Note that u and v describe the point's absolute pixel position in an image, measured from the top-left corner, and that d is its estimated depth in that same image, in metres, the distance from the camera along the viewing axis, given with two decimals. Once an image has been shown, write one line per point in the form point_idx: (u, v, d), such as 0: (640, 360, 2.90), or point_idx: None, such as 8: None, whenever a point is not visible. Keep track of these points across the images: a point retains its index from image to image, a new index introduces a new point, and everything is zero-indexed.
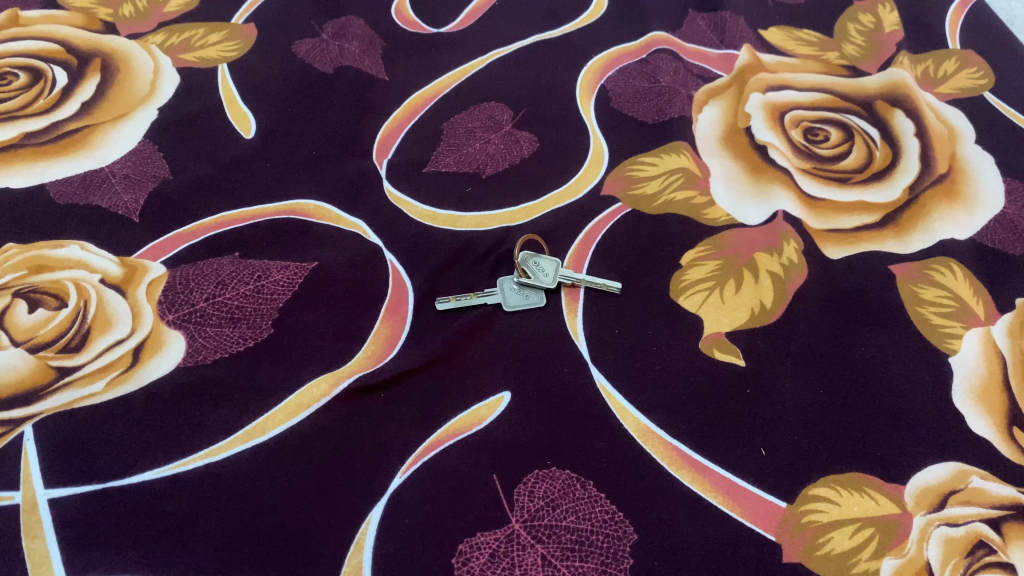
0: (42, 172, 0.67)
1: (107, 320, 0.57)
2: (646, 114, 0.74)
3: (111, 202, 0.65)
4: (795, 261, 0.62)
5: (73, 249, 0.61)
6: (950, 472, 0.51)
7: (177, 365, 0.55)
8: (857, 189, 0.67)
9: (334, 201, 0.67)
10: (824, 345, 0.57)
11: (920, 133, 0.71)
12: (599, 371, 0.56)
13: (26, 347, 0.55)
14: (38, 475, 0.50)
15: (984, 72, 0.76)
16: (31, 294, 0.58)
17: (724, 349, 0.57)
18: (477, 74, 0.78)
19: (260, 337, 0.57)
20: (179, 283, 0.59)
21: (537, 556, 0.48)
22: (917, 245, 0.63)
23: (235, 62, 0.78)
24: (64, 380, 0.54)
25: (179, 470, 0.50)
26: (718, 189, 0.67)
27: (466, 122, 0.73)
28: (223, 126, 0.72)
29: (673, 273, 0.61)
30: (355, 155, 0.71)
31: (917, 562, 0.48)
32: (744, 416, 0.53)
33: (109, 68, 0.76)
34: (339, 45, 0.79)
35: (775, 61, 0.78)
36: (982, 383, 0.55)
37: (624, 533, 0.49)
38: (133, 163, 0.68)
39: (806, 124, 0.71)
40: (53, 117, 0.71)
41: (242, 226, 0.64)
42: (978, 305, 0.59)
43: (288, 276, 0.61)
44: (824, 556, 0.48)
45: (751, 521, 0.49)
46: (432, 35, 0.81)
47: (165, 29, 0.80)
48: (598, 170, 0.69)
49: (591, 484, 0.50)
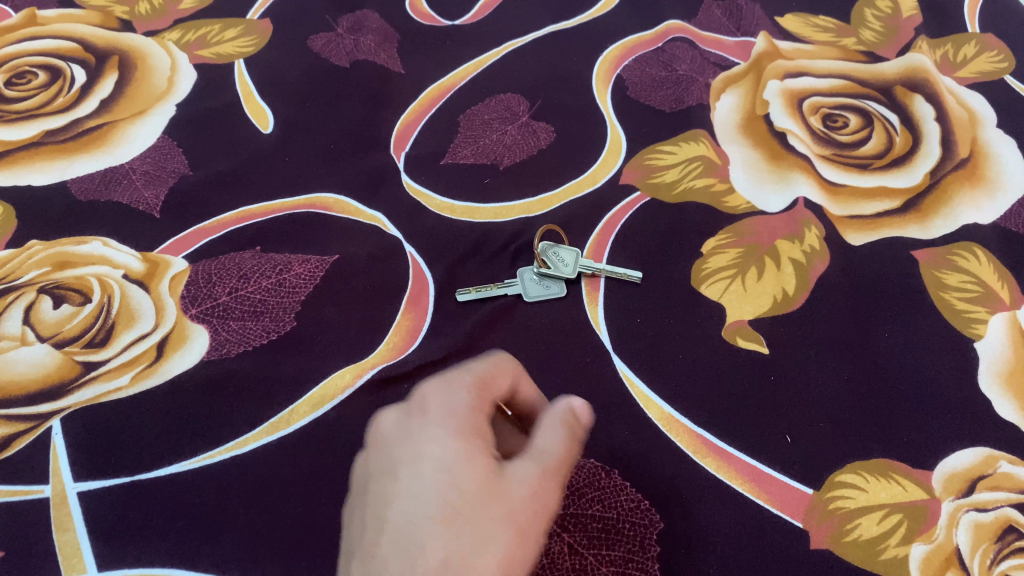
0: (63, 169, 0.68)
1: (131, 315, 0.57)
2: (664, 102, 0.74)
3: (132, 199, 0.65)
4: (817, 247, 0.62)
5: (96, 245, 0.62)
6: (977, 457, 0.51)
7: (202, 359, 0.55)
8: (877, 175, 0.66)
9: (352, 194, 0.67)
10: (847, 331, 0.57)
11: (940, 118, 0.70)
12: (621, 360, 0.56)
13: (52, 342, 0.55)
14: (67, 469, 0.50)
15: (1004, 56, 0.76)
16: (56, 290, 0.58)
17: (746, 336, 0.56)
18: (493, 65, 0.78)
19: (283, 330, 0.57)
20: (201, 277, 0.60)
21: (564, 545, 0.48)
22: (940, 230, 0.63)
23: (250, 58, 0.78)
24: (90, 375, 0.54)
25: (206, 462, 0.51)
26: (738, 177, 0.67)
27: (483, 113, 0.73)
28: (240, 121, 0.73)
29: (694, 261, 0.61)
30: (373, 148, 0.71)
31: (946, 547, 0.47)
32: (768, 404, 0.53)
33: (127, 65, 0.76)
34: (354, 39, 0.80)
35: (792, 48, 0.78)
36: (1008, 368, 0.55)
37: (650, 521, 0.48)
38: (153, 159, 0.69)
39: (825, 111, 0.71)
40: (73, 115, 0.71)
41: (262, 220, 0.64)
42: (1003, 289, 0.59)
43: (308, 269, 0.61)
44: (852, 542, 0.47)
45: (778, 508, 0.49)
46: (446, 28, 0.81)
47: (181, 26, 0.80)
48: (616, 159, 0.69)
49: (616, 472, 0.50)
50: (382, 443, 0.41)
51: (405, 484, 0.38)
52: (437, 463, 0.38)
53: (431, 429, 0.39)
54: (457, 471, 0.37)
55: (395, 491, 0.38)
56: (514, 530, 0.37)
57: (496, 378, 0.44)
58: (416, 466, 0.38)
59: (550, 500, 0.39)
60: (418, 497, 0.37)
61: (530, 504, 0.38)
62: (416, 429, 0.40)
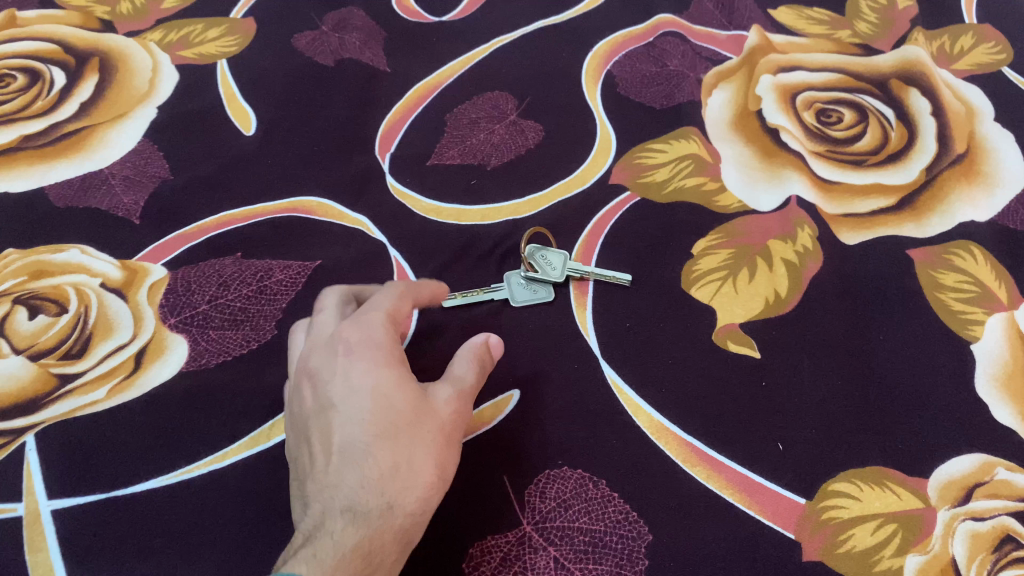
0: (41, 175, 0.66)
1: (108, 324, 0.56)
2: (654, 99, 0.72)
3: (111, 205, 0.64)
4: (810, 248, 0.60)
5: (74, 253, 0.61)
6: (974, 464, 0.50)
7: (180, 370, 0.54)
8: (872, 171, 0.65)
9: (336, 197, 0.66)
10: (841, 334, 0.55)
11: (937, 112, 0.69)
12: (610, 366, 0.55)
13: (27, 354, 0.54)
14: (41, 487, 0.49)
15: (1003, 47, 0.74)
16: (31, 301, 0.57)
17: (738, 340, 0.55)
18: (481, 62, 0.76)
19: (264, 339, 0.56)
20: (181, 285, 0.58)
21: (550, 559, 0.47)
22: (936, 228, 0.61)
23: (234, 58, 0.77)
24: (66, 388, 0.53)
25: (184, 477, 0.50)
26: (729, 175, 0.66)
27: (470, 112, 0.72)
28: (223, 123, 0.71)
29: (685, 263, 0.60)
30: (357, 150, 0.69)
31: (942, 559, 0.46)
32: (760, 410, 0.52)
33: (108, 67, 0.75)
34: (340, 37, 0.78)
35: (785, 41, 0.76)
36: (1006, 371, 0.53)
37: (639, 533, 0.47)
38: (133, 164, 0.67)
39: (819, 106, 0.69)
40: (52, 118, 0.70)
41: (244, 225, 0.63)
42: (1000, 289, 0.58)
43: (290, 276, 0.59)
44: (846, 554, 0.46)
45: (769, 519, 0.48)
46: (433, 24, 0.79)
47: (163, 26, 0.79)
48: (606, 158, 0.68)
49: (604, 483, 0.49)
50: (313, 377, 0.46)
51: (345, 412, 0.44)
52: (377, 392, 0.44)
53: (359, 364, 0.45)
54: (390, 398, 0.44)
55: (340, 417, 0.44)
56: (441, 444, 0.45)
57: (401, 305, 0.50)
58: (354, 398, 0.44)
59: (463, 415, 0.48)
60: (359, 422, 0.43)
61: (454, 420, 0.46)
62: (340, 362, 0.46)
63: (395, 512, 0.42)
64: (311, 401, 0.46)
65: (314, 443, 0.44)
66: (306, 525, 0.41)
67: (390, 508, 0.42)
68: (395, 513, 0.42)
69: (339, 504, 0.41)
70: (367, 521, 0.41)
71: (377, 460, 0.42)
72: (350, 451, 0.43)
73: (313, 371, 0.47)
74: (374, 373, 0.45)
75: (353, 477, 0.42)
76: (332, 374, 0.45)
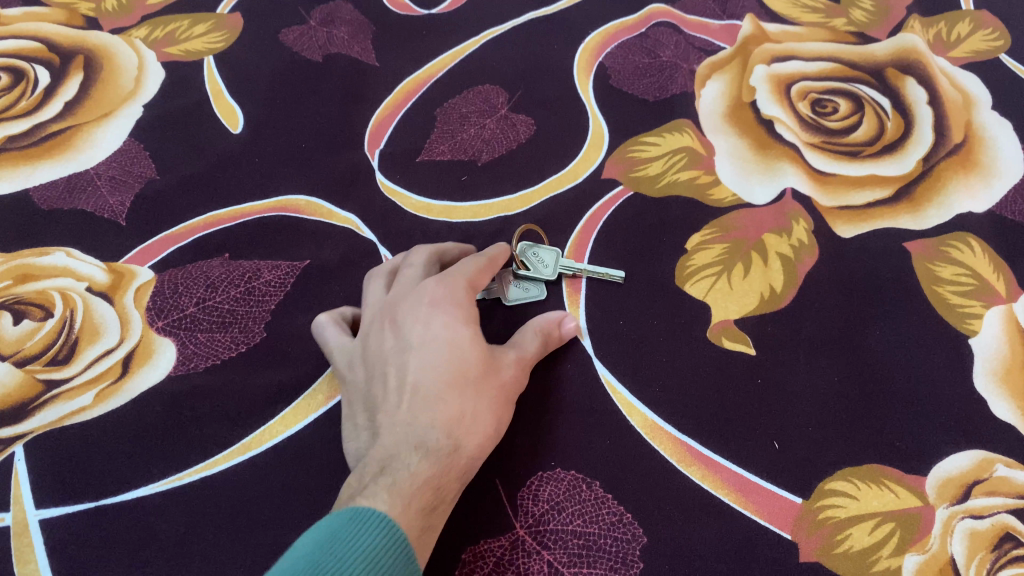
0: (26, 177, 0.65)
1: (95, 329, 0.55)
2: (647, 91, 0.71)
3: (97, 207, 0.63)
4: (805, 241, 0.60)
5: (59, 256, 0.60)
6: (973, 461, 0.49)
7: (168, 375, 0.53)
8: (868, 162, 0.64)
9: (325, 196, 0.65)
10: (837, 330, 0.55)
11: (933, 101, 0.68)
12: (604, 365, 0.54)
13: (13, 361, 0.53)
14: (28, 496, 0.48)
15: (1000, 34, 0.73)
16: (16, 306, 0.56)
17: (732, 337, 0.54)
18: (472, 55, 0.75)
19: (252, 342, 0.55)
20: (168, 287, 0.58)
21: (544, 563, 0.46)
22: (933, 220, 0.61)
23: (221, 54, 0.76)
24: (52, 394, 0.52)
25: (173, 484, 0.49)
26: (724, 168, 0.65)
27: (460, 107, 0.71)
28: (210, 122, 0.70)
29: (678, 258, 0.59)
30: (346, 147, 0.68)
31: (940, 558, 0.46)
32: (756, 409, 0.51)
33: (93, 64, 0.74)
34: (327, 31, 0.77)
35: (779, 30, 0.75)
36: (1004, 365, 0.53)
37: (633, 536, 0.47)
38: (119, 164, 0.66)
39: (814, 96, 0.68)
40: (36, 119, 0.69)
41: (231, 225, 0.62)
42: (998, 281, 0.57)
43: (279, 276, 0.59)
44: (843, 554, 0.46)
45: (765, 519, 0.47)
46: (423, 17, 0.78)
47: (149, 22, 0.78)
48: (598, 152, 0.67)
49: (597, 485, 0.49)
50: (394, 321, 0.49)
51: (422, 355, 0.47)
52: (453, 344, 0.47)
53: (441, 315, 0.48)
54: (464, 351, 0.47)
55: (416, 359, 0.47)
56: (501, 402, 0.48)
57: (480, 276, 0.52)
58: (433, 344, 0.47)
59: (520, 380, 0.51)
60: (435, 367, 0.46)
61: (513, 381, 0.49)
62: (423, 310, 0.48)
63: (459, 455, 0.45)
64: (390, 344, 0.48)
65: (387, 381, 0.47)
66: (376, 454, 0.44)
67: (457, 452, 0.45)
68: (458, 455, 0.45)
69: (410, 437, 0.44)
70: (437, 457, 0.43)
71: (448, 404, 0.45)
72: (424, 392, 0.45)
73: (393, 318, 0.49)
74: (454, 327, 0.48)
75: (425, 416, 0.45)
76: (413, 323, 0.48)
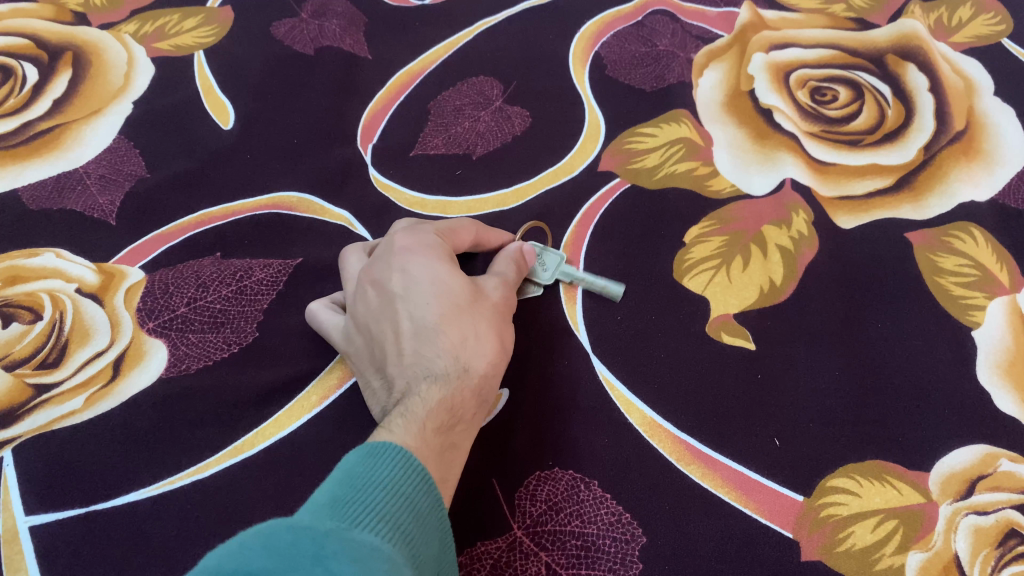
0: (15, 176, 0.64)
1: (85, 331, 0.54)
2: (644, 81, 0.70)
3: (86, 206, 0.62)
4: (805, 233, 0.59)
5: (48, 257, 0.59)
6: (976, 456, 0.48)
7: (160, 376, 0.53)
8: (868, 151, 0.63)
9: (318, 192, 0.64)
10: (839, 323, 0.54)
11: (934, 88, 0.66)
12: (602, 362, 0.53)
13: (2, 365, 0.53)
14: (18, 502, 0.48)
15: (1002, 18, 0.72)
16: (4, 309, 0.55)
17: (732, 332, 0.54)
18: (465, 46, 0.74)
19: (245, 342, 0.54)
20: (158, 287, 0.57)
21: (542, 565, 0.45)
22: (935, 209, 0.60)
23: (211, 49, 0.75)
24: (42, 398, 0.51)
25: (165, 489, 0.48)
26: (722, 159, 0.64)
27: (454, 99, 0.70)
28: (200, 117, 0.69)
29: (677, 252, 0.58)
30: (339, 141, 0.67)
31: (944, 555, 0.45)
32: (756, 404, 0.51)
33: (81, 61, 0.73)
34: (319, 24, 0.75)
35: (778, 17, 0.73)
36: (1008, 357, 0.52)
37: (632, 536, 0.46)
38: (108, 162, 0.65)
39: (813, 84, 0.67)
40: (25, 117, 0.68)
41: (223, 223, 0.61)
42: (1002, 271, 0.56)
43: (271, 275, 0.58)
44: (845, 552, 0.45)
45: (767, 517, 0.47)
46: (416, 8, 0.77)
47: (138, 17, 0.77)
48: (595, 144, 0.66)
49: (596, 484, 0.48)
50: (374, 280, 0.49)
51: (409, 300, 0.47)
52: (435, 281, 0.48)
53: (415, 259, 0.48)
54: (448, 284, 0.48)
55: (406, 304, 0.47)
56: (497, 322, 0.48)
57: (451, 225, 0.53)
58: (417, 286, 0.47)
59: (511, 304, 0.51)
60: (425, 304, 0.47)
61: (504, 304, 0.50)
62: (397, 261, 0.49)
63: (469, 376, 0.45)
64: (376, 300, 0.49)
65: (384, 330, 0.47)
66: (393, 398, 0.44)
67: (467, 369, 0.45)
68: (470, 375, 0.45)
69: (419, 371, 0.45)
70: (447, 381, 0.44)
71: (448, 333, 0.46)
72: (421, 328, 0.46)
73: (372, 273, 0.49)
74: (434, 264, 0.48)
75: (429, 350, 0.45)
76: (391, 270, 0.48)
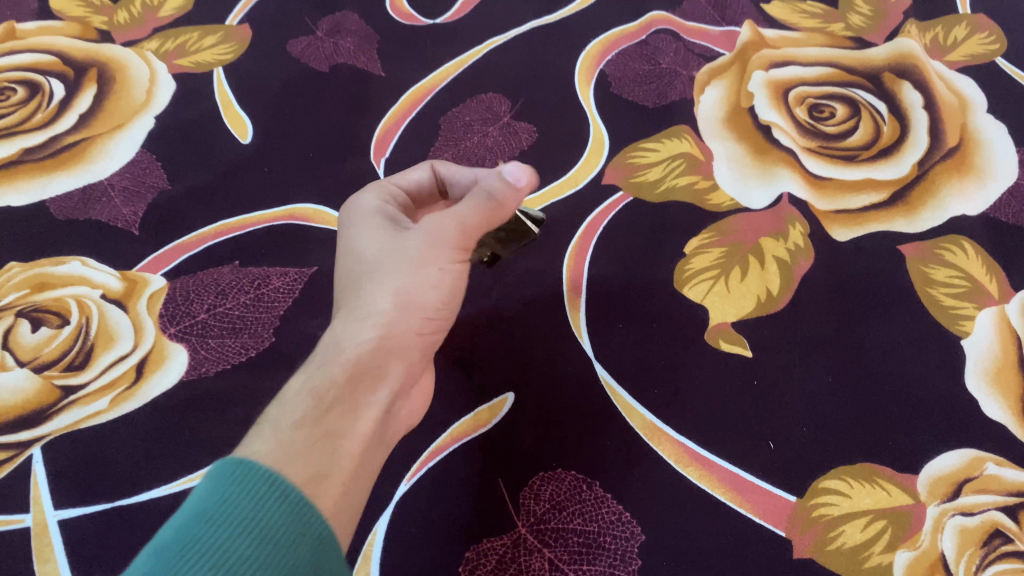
0: (42, 188, 0.67)
1: (109, 335, 0.57)
2: (647, 98, 0.72)
3: (111, 216, 0.65)
4: (801, 245, 0.61)
5: (74, 265, 0.62)
6: (964, 459, 0.50)
7: (181, 380, 0.55)
8: (864, 166, 0.65)
9: (332, 204, 0.66)
10: (832, 332, 0.56)
11: (928, 105, 0.69)
12: (605, 368, 0.55)
13: (31, 367, 0.55)
14: (48, 497, 0.50)
15: (996, 37, 0.74)
16: (33, 314, 0.58)
17: (730, 339, 0.56)
18: (474, 64, 0.76)
19: (261, 347, 0.57)
20: (179, 294, 0.59)
21: (545, 560, 0.48)
22: (928, 223, 0.62)
23: (230, 66, 0.77)
24: (69, 399, 0.54)
25: (186, 486, 0.51)
26: (722, 173, 0.66)
27: (463, 115, 0.72)
28: (220, 132, 0.72)
29: (677, 262, 0.60)
30: (353, 155, 0.70)
31: (930, 554, 0.47)
32: (752, 409, 0.53)
33: (106, 77, 0.75)
34: (334, 42, 0.78)
35: (778, 36, 0.76)
36: (996, 365, 0.54)
37: (631, 534, 0.48)
38: (132, 174, 0.68)
39: (811, 101, 0.69)
40: (52, 131, 0.71)
41: (241, 234, 0.64)
42: (991, 283, 0.58)
43: (287, 282, 0.60)
44: (836, 551, 0.47)
45: (761, 517, 0.49)
46: (427, 27, 0.80)
47: (160, 35, 0.79)
48: (599, 158, 0.68)
49: (597, 485, 0.50)
50: None
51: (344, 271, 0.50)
52: (357, 250, 0.50)
53: (355, 227, 0.52)
54: (363, 251, 0.50)
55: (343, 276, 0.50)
56: (408, 272, 0.47)
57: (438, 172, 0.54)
58: (348, 257, 0.50)
59: (446, 241, 0.48)
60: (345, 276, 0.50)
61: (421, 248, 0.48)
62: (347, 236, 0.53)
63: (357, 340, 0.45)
64: None
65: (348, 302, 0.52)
66: None
67: (350, 341, 0.45)
68: (354, 344, 0.45)
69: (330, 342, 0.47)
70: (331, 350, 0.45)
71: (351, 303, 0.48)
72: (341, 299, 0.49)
73: None
74: (363, 230, 0.51)
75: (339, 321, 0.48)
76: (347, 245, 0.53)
